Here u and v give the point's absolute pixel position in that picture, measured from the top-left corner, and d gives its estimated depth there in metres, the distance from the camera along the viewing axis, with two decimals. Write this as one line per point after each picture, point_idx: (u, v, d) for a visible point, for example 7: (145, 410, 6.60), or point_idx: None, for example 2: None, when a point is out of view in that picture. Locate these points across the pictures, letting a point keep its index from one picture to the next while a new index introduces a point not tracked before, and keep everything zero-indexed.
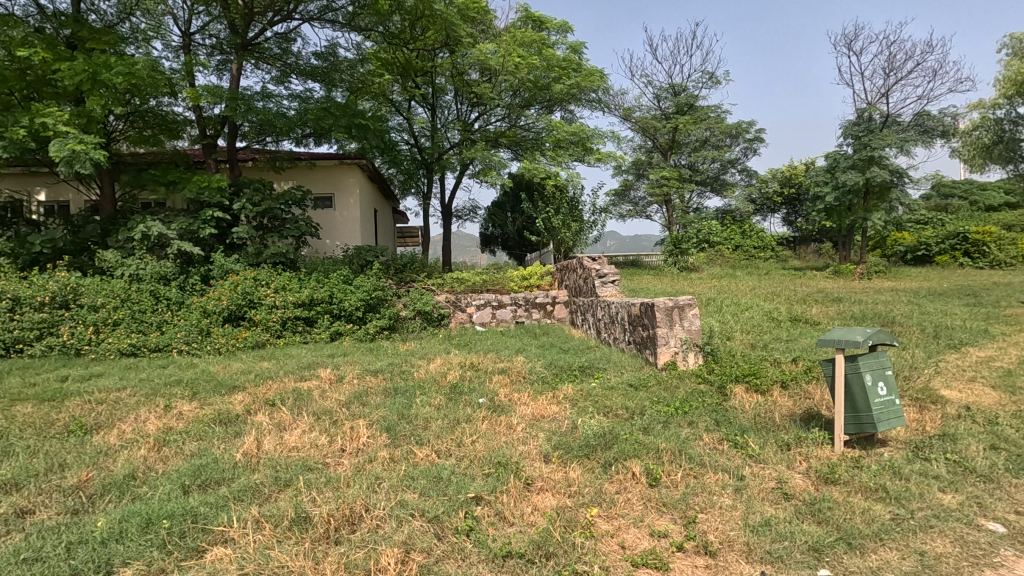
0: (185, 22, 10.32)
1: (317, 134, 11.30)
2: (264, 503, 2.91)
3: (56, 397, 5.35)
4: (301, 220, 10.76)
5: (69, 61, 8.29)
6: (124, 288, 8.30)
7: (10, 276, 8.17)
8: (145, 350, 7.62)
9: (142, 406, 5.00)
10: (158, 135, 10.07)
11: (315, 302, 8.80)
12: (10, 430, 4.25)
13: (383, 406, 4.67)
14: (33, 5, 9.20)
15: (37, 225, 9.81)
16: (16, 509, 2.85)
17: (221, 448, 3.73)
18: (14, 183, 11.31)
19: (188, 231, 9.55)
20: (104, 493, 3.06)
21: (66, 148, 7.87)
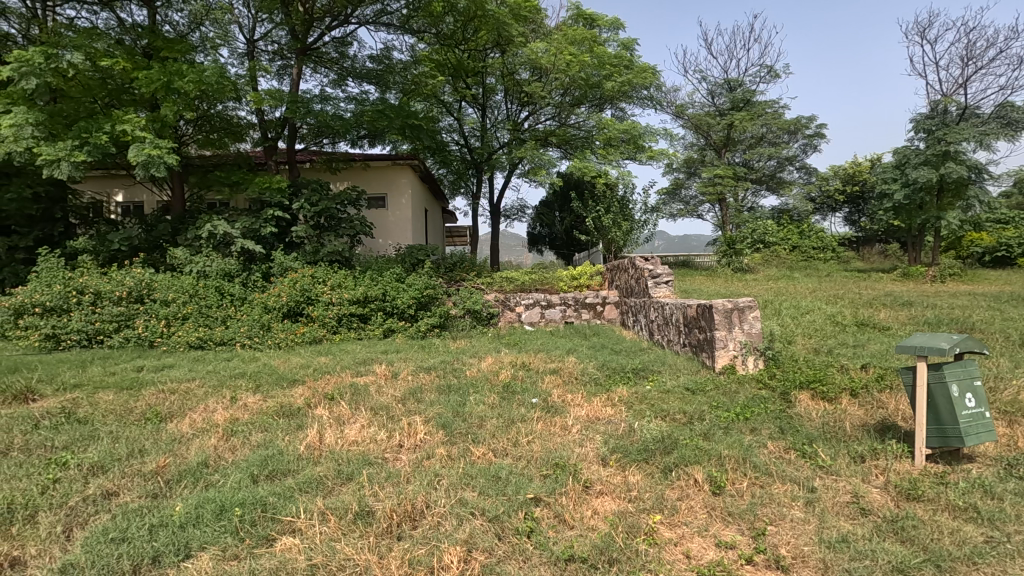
0: (250, 30, 10.75)
1: (371, 135, 11.57)
2: (328, 495, 2.98)
3: (134, 386, 5.68)
4: (356, 219, 11.04)
5: (145, 70, 8.81)
6: (193, 285, 8.74)
7: (92, 271, 8.75)
8: (211, 343, 7.99)
9: (211, 396, 5.24)
10: (224, 138, 10.56)
11: (369, 299, 9.01)
12: (95, 416, 4.54)
13: (438, 403, 4.72)
14: (113, 18, 9.79)
15: (115, 225, 10.47)
16: (103, 491, 3.03)
17: (285, 440, 3.85)
18: (96, 185, 12.09)
19: (250, 230, 9.96)
20: (180, 478, 3.22)
21: (143, 153, 8.36)
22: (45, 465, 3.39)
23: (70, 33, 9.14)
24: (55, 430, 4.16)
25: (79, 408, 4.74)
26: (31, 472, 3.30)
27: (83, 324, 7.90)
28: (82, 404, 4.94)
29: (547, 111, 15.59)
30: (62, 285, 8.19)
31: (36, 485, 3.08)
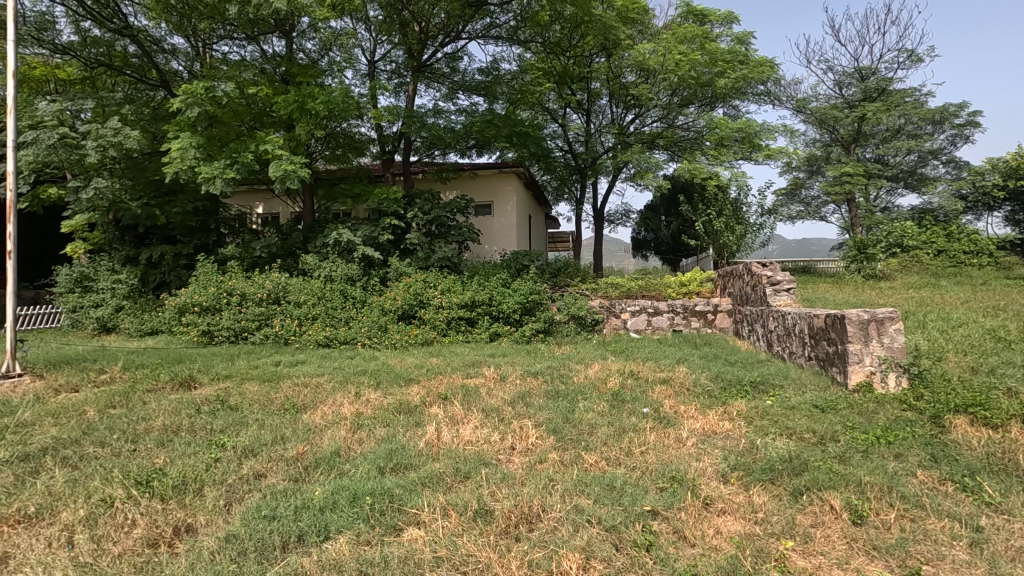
0: (371, 52, 11.59)
1: (479, 145, 11.96)
2: (448, 491, 3.10)
3: (273, 378, 6.32)
4: (464, 226, 11.47)
5: (284, 95, 9.81)
6: (321, 288, 9.55)
7: (238, 275, 9.88)
8: (336, 342, 8.69)
9: (338, 391, 5.70)
10: (347, 153, 11.46)
11: (477, 303, 9.32)
12: (244, 404, 5.11)
13: (547, 408, 4.75)
14: (258, 50, 11.00)
15: (257, 234, 11.73)
16: (255, 472, 3.40)
17: (406, 435, 4.08)
18: (241, 199, 13.64)
19: (370, 238, 10.70)
20: (317, 465, 3.52)
21: (281, 169, 9.29)
22: (208, 445, 3.87)
23: (224, 66, 10.39)
24: (213, 415, 4.74)
25: (231, 396, 5.37)
26: (198, 450, 3.78)
27: (232, 322, 8.94)
28: (233, 392, 5.58)
29: (654, 114, 15.22)
30: (216, 288, 9.34)
31: (202, 462, 3.52)
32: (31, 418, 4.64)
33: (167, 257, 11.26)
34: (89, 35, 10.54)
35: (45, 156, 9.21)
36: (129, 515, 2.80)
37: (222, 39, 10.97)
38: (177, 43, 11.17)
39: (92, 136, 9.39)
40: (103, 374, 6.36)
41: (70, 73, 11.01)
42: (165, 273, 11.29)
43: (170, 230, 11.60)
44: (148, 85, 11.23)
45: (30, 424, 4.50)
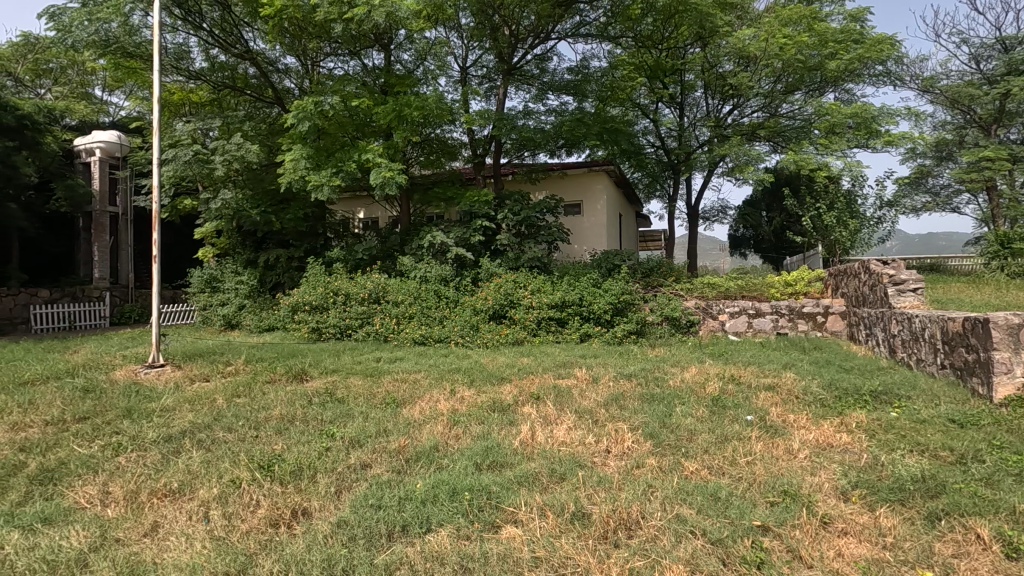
0: (463, 59, 11.92)
1: (569, 145, 11.89)
2: (544, 491, 3.09)
3: (375, 374, 6.68)
4: (554, 226, 11.47)
5: (383, 105, 10.34)
6: (417, 288, 9.95)
7: (343, 276, 10.54)
8: (431, 340, 9.01)
9: (435, 388, 5.88)
10: (441, 157, 11.86)
11: (567, 304, 9.26)
12: (350, 397, 5.45)
13: (642, 412, 4.61)
14: (360, 65, 11.66)
15: (359, 238, 12.45)
16: (361, 462, 3.60)
17: (500, 433, 4.14)
18: (346, 205, 14.72)
19: (462, 239, 10.99)
20: (417, 458, 3.66)
21: (380, 176, 9.80)
22: (319, 435, 4.15)
23: (330, 81, 11.13)
24: (323, 406, 5.08)
25: (338, 390, 5.74)
26: (310, 439, 4.06)
27: (337, 320, 9.57)
28: (339, 386, 5.97)
29: (754, 103, 14.38)
30: (324, 288, 10.04)
31: (315, 450, 3.79)
32: (172, 404, 5.22)
33: (281, 260, 12.27)
34: (217, 61, 11.70)
35: (181, 171, 10.35)
36: (254, 496, 3.06)
37: (328, 56, 11.77)
38: (289, 63, 12.12)
39: (219, 151, 10.43)
40: (229, 366, 7.04)
41: (201, 96, 12.30)
42: (280, 274, 12.31)
43: (283, 235, 12.62)
44: (265, 103, 12.35)
45: (172, 409, 5.08)
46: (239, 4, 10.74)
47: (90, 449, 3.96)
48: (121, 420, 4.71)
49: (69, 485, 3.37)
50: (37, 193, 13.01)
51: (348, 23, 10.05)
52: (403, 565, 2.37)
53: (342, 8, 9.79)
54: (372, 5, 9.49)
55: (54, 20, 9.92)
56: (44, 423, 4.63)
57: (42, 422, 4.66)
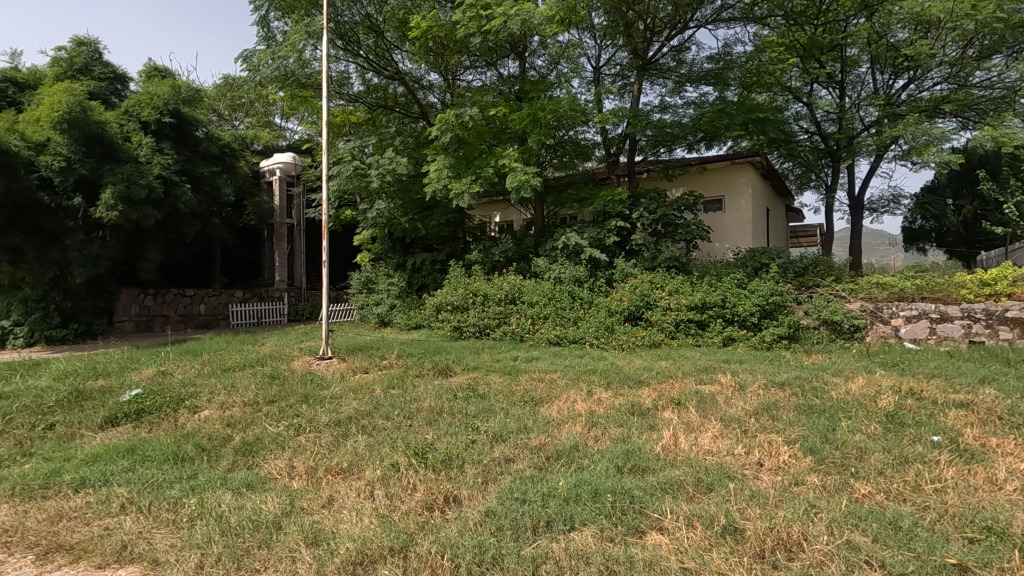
0: (596, 58, 11.87)
1: (710, 138, 11.23)
2: (691, 501, 2.96)
3: (513, 372, 6.91)
4: (693, 224, 10.95)
5: (518, 111, 10.66)
6: (551, 289, 10.08)
7: (481, 278, 11.05)
8: (566, 341, 9.10)
9: (571, 388, 5.92)
10: (573, 159, 11.77)
11: (708, 306, 8.79)
12: (491, 393, 5.70)
13: (800, 424, 4.22)
14: (496, 74, 12.15)
15: (496, 240, 12.96)
16: (505, 456, 3.74)
17: (641, 437, 4.04)
18: (483, 210, 15.43)
19: (596, 240, 10.93)
20: (557, 456, 3.72)
21: (516, 179, 10.10)
22: (466, 427, 4.41)
23: (469, 93, 11.71)
24: (467, 401, 5.38)
25: (480, 386, 6.03)
26: (458, 431, 4.33)
27: (477, 319, 10.07)
28: (482, 382, 6.28)
29: (937, 74, 12.43)
30: (464, 289, 10.62)
31: (461, 442, 4.01)
32: (340, 392, 5.89)
33: (426, 263, 13.20)
34: (371, 83, 12.92)
35: (344, 186, 11.61)
36: (411, 480, 3.33)
37: (467, 69, 12.45)
38: (432, 79, 12.99)
39: (374, 166, 11.51)
40: (384, 360, 7.74)
41: (359, 117, 13.65)
42: (425, 276, 13.25)
43: (428, 240, 13.57)
44: (412, 118, 13.40)
45: (339, 397, 5.73)
46: (390, 30, 11.77)
47: (278, 428, 4.62)
48: (299, 405, 5.41)
49: (264, 458, 3.96)
50: (234, 210, 15.43)
51: (486, 35, 10.51)
52: (549, 559, 2.42)
53: (481, 22, 10.27)
54: (507, 16, 9.84)
55: (247, 62, 11.73)
56: (243, 403, 5.48)
57: (242, 402, 5.53)
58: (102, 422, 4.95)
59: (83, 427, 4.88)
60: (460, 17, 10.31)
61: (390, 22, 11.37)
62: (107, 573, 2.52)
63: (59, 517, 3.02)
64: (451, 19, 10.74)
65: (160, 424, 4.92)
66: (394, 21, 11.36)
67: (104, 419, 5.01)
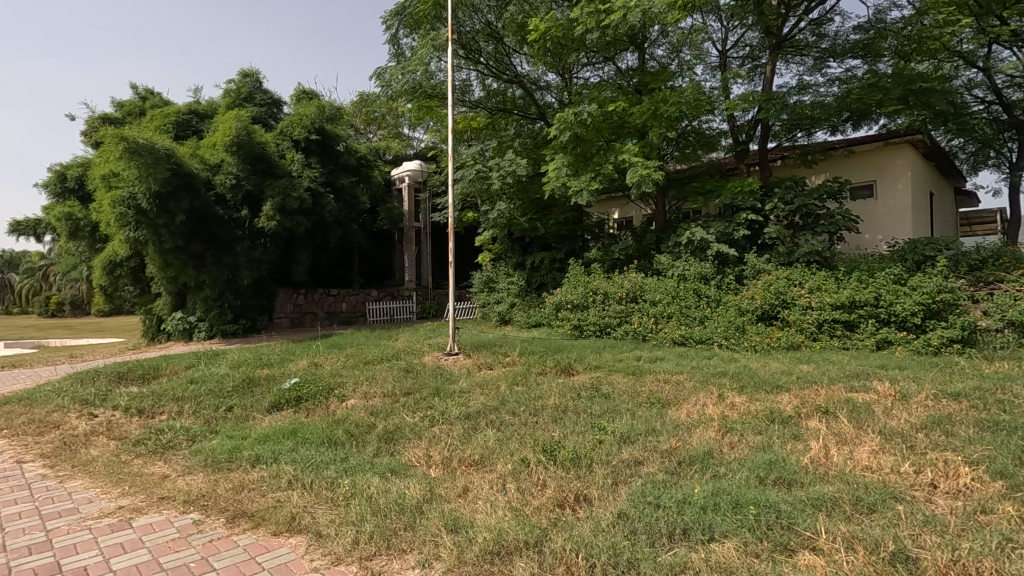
0: (723, 42, 11.19)
1: (859, 118, 10.08)
2: (849, 521, 2.67)
3: (637, 372, 6.74)
4: (838, 214, 9.90)
5: (638, 104, 10.38)
6: (675, 287, 9.66)
7: (601, 276, 10.91)
8: (692, 341, 8.67)
9: (700, 391, 5.63)
10: (697, 150, 11.29)
11: (857, 304, 7.91)
12: (615, 393, 5.61)
13: (985, 443, 3.62)
14: (615, 69, 11.96)
15: (615, 238, 12.74)
16: (635, 458, 3.66)
17: (784, 448, 3.73)
18: (602, 208, 15.55)
19: (724, 234, 10.29)
20: (690, 462, 3.56)
21: (637, 174, 9.84)
22: (592, 427, 4.38)
23: (586, 90, 11.63)
24: (591, 400, 5.36)
25: (604, 386, 5.96)
26: (584, 430, 4.32)
27: (597, 318, 9.98)
28: (605, 382, 6.21)
29: None
30: (584, 288, 10.56)
31: (589, 441, 4.00)
32: (468, 387, 6.16)
33: (545, 262, 13.34)
34: (491, 88, 13.33)
35: (467, 189, 12.14)
36: (541, 476, 3.39)
37: (585, 66, 12.38)
38: (550, 79, 13.04)
39: (496, 169, 11.90)
40: (507, 357, 7.95)
41: (479, 121, 13.97)
42: (544, 275, 13.41)
43: (546, 239, 13.71)
44: (529, 119, 13.60)
45: (467, 391, 6.00)
46: (509, 35, 12.07)
47: (415, 419, 4.95)
48: (432, 398, 5.74)
49: (405, 446, 4.26)
50: (370, 216, 16.78)
51: (604, 30, 10.38)
52: (689, 570, 2.32)
53: (599, 17, 10.15)
54: (627, 8, 9.61)
55: (380, 78, 12.71)
56: (384, 394, 5.94)
57: (382, 393, 6.00)
58: (269, 406, 5.64)
59: (255, 410, 5.61)
60: (578, 15, 10.28)
61: (509, 27, 11.65)
62: (281, 539, 2.88)
63: (242, 487, 3.50)
64: (568, 17, 10.75)
65: (316, 410, 5.51)
66: (513, 26, 11.62)
67: (271, 403, 5.71)
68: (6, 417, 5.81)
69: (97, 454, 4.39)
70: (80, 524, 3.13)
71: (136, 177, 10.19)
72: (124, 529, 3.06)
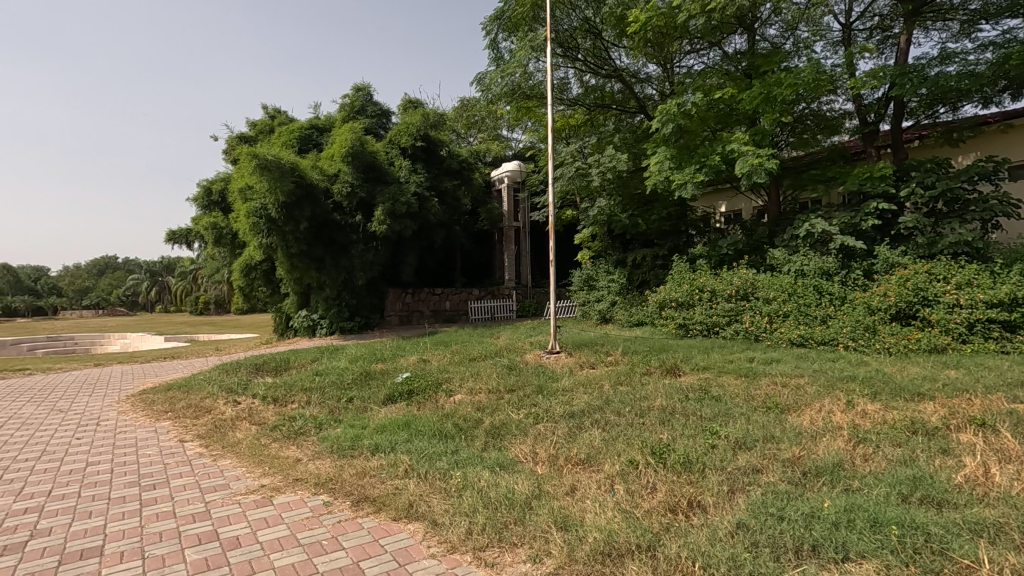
0: (846, 14, 10.20)
1: (1019, 86, 8.73)
2: (1018, 551, 2.32)
3: (750, 374, 6.35)
4: (993, 198, 8.63)
5: (749, 89, 9.75)
6: (791, 283, 8.95)
7: (707, 273, 10.38)
8: (813, 342, 7.99)
9: (825, 396, 5.18)
10: (817, 134, 10.34)
11: (1019, 302, 6.86)
12: (727, 396, 5.32)
13: None
14: (721, 54, 11.37)
15: (722, 232, 12.09)
16: (752, 465, 3.45)
17: (931, 463, 3.33)
18: (707, 201, 14.90)
19: (849, 225, 9.38)
20: (817, 473, 3.29)
21: (747, 165, 9.25)
22: (703, 430, 4.19)
23: (690, 79, 11.15)
24: (700, 403, 5.13)
25: (713, 388, 5.69)
26: (695, 434, 4.14)
27: (704, 317, 9.53)
28: (714, 384, 5.92)
29: None
30: (689, 285, 10.13)
31: (701, 446, 3.83)
32: (571, 385, 6.17)
33: (647, 259, 12.97)
34: (589, 85, 13.17)
35: (567, 187, 12.14)
36: (651, 479, 3.30)
37: (687, 54, 11.94)
38: (650, 71, 12.72)
39: (595, 165, 11.77)
40: (609, 357, 7.83)
41: (577, 119, 13.94)
42: (646, 272, 13.05)
43: (648, 236, 13.33)
44: (629, 113, 13.33)
45: (571, 390, 5.99)
46: (608, 29, 11.89)
47: (519, 416, 5.04)
48: (535, 395, 5.81)
49: (511, 442, 4.35)
50: (472, 217, 17.30)
51: (710, 14, 9.87)
52: None
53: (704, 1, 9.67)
54: None
55: (481, 83, 13.07)
56: (489, 391, 6.11)
57: (487, 389, 6.17)
58: (384, 398, 6.02)
59: (372, 401, 6.01)
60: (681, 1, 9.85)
61: (608, 21, 11.45)
62: (400, 524, 3.06)
63: (364, 473, 3.77)
64: (670, 4, 10.34)
65: (426, 404, 5.79)
66: (612, 20, 11.40)
67: (386, 396, 6.09)
68: (170, 401, 6.72)
69: (242, 437, 4.95)
70: (231, 499, 3.54)
71: (267, 190, 11.32)
72: (266, 505, 3.41)
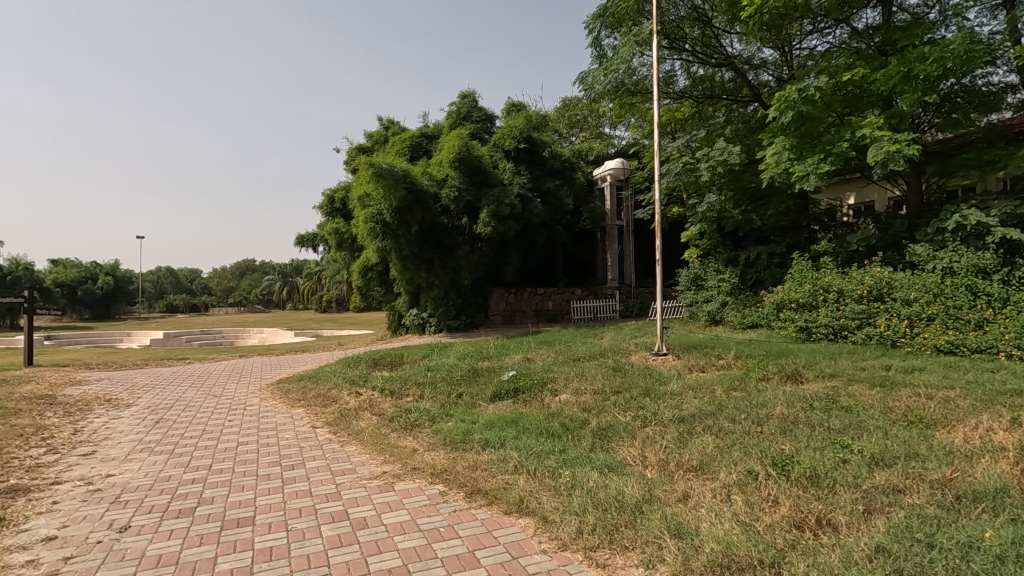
0: None
1: None
2: None
3: (887, 383, 5.73)
4: None
5: (883, 68, 8.79)
6: (937, 283, 7.94)
7: (834, 271, 9.49)
8: (965, 350, 7.03)
9: (982, 412, 4.53)
10: (971, 113, 9.03)
11: None
12: (859, 407, 4.84)
13: None
14: (850, 31, 10.40)
15: (851, 227, 11.01)
16: (892, 485, 3.12)
17: None
18: (833, 193, 13.66)
19: (1013, 214, 8.13)
20: (974, 498, 2.91)
21: (882, 152, 8.34)
22: (833, 444, 3.85)
23: (812, 61, 10.31)
24: (828, 413, 4.71)
25: (843, 397, 5.20)
26: (823, 447, 3.82)
27: (830, 320, 8.74)
28: (843, 393, 5.41)
29: None
30: (812, 284, 9.36)
31: (829, 459, 3.53)
32: (680, 389, 5.95)
33: (762, 257, 12.14)
34: (698, 75, 12.62)
35: (673, 183, 11.74)
36: (772, 491, 3.11)
37: (809, 34, 11.04)
38: (766, 56, 11.93)
39: (704, 159, 11.27)
40: (721, 360, 7.44)
41: (684, 112, 13.42)
42: (761, 271, 12.23)
43: (764, 232, 12.48)
44: (742, 103, 12.58)
45: (680, 393, 5.79)
46: (719, 15, 11.44)
47: (627, 418, 4.96)
48: (643, 398, 5.68)
49: (619, 444, 4.29)
50: (574, 217, 17.25)
51: None
52: None
53: None
54: None
55: (584, 82, 13.02)
56: (594, 392, 6.07)
57: (593, 390, 6.13)
58: (492, 395, 6.21)
59: (480, 398, 6.22)
60: None
61: (719, 7, 11.03)
62: (512, 518, 3.15)
63: (476, 467, 3.92)
64: None
65: (532, 402, 5.88)
66: (722, 5, 10.96)
67: (493, 393, 6.27)
68: (303, 391, 7.43)
69: (364, 426, 5.36)
70: (357, 483, 3.84)
71: (383, 196, 12.10)
72: (388, 491, 3.67)
